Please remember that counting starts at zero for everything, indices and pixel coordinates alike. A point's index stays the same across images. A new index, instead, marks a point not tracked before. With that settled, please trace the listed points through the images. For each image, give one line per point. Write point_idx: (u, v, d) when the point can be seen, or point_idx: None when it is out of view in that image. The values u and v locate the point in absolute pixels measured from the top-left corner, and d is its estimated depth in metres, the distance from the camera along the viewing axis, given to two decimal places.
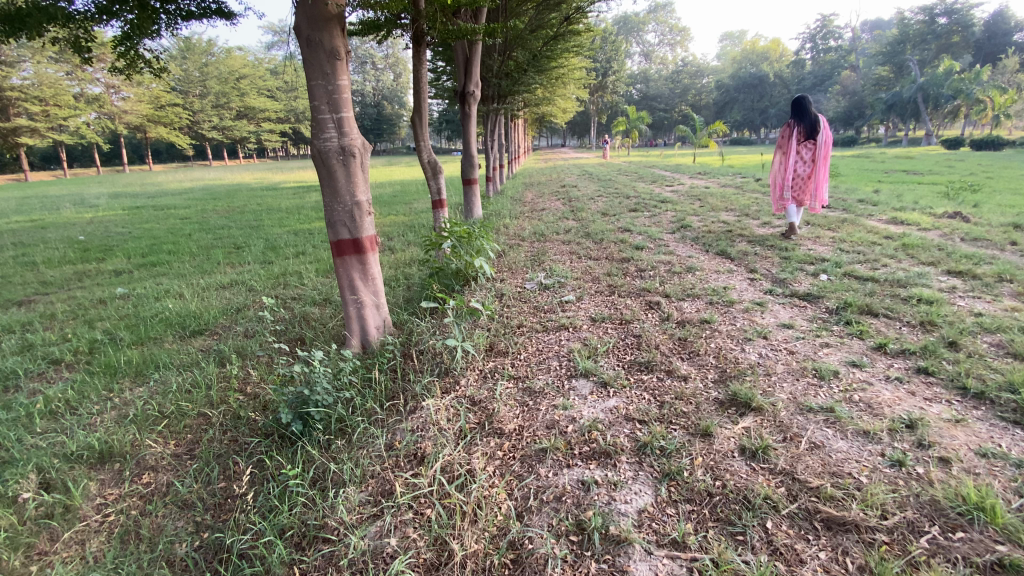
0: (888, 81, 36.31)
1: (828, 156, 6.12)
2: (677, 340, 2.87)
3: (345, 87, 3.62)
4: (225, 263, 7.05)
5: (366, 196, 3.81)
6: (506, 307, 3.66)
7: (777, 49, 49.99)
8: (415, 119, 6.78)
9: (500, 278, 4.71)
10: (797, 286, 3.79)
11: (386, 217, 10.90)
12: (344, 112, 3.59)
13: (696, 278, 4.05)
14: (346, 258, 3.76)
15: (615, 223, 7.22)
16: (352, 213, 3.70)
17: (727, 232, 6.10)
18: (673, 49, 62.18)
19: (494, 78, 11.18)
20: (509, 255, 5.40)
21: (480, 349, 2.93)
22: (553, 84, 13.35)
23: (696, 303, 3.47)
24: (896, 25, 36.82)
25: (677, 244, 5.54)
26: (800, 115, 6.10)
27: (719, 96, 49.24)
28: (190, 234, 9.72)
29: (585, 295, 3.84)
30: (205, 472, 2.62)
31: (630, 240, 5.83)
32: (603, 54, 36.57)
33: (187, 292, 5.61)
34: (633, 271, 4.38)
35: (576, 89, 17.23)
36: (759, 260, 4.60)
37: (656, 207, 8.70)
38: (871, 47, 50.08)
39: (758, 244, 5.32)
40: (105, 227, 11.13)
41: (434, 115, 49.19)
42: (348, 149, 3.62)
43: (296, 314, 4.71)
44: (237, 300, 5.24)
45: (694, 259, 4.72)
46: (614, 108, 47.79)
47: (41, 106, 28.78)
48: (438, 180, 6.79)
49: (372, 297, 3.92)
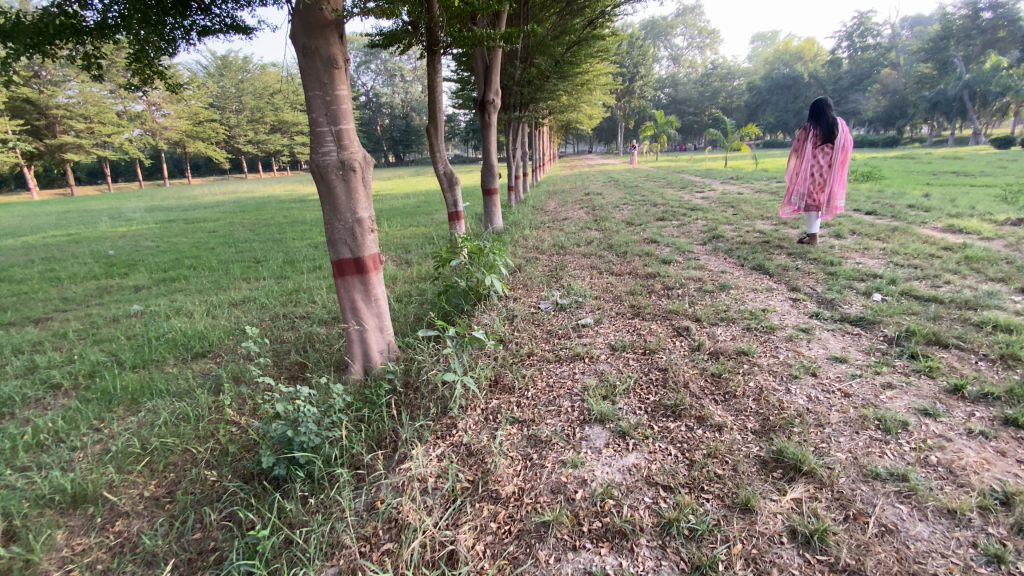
0: (931, 78, 34.58)
1: (846, 161, 5.92)
2: (709, 377, 2.48)
3: (345, 98, 3.39)
4: (241, 278, 6.98)
5: (369, 212, 3.56)
6: (517, 332, 3.34)
7: (812, 48, 48.41)
8: (431, 129, 6.55)
9: (515, 296, 4.39)
10: (847, 308, 3.34)
11: (407, 228, 10.75)
12: (345, 124, 3.36)
13: (731, 298, 3.64)
14: (347, 279, 3.51)
15: (641, 233, 6.82)
16: (352, 231, 3.45)
17: (762, 243, 5.64)
18: (703, 52, 61.03)
19: (515, 86, 10.96)
20: (526, 270, 5.08)
21: (483, 385, 2.62)
22: (577, 90, 13.05)
23: (730, 329, 3.07)
24: (938, 20, 35.12)
25: (708, 256, 5.13)
26: (818, 118, 5.86)
27: (751, 98, 47.96)
28: (214, 247, 9.78)
29: (605, 318, 3.48)
30: (180, 522, 2.37)
31: (656, 253, 5.45)
32: (630, 59, 36.16)
33: (198, 310, 5.51)
34: (660, 288, 4.00)
35: (602, 94, 16.89)
36: (800, 276, 4.16)
37: (685, 215, 8.26)
38: (913, 44, 47.87)
39: (798, 257, 4.86)
40: (135, 241, 11.37)
41: (460, 125, 49.62)
42: (348, 163, 3.37)
43: (302, 334, 4.51)
44: (246, 319, 5.09)
45: (728, 274, 4.31)
46: (641, 113, 47.24)
47: (87, 123, 30.30)
48: (455, 192, 6.55)
49: (376, 320, 3.66)
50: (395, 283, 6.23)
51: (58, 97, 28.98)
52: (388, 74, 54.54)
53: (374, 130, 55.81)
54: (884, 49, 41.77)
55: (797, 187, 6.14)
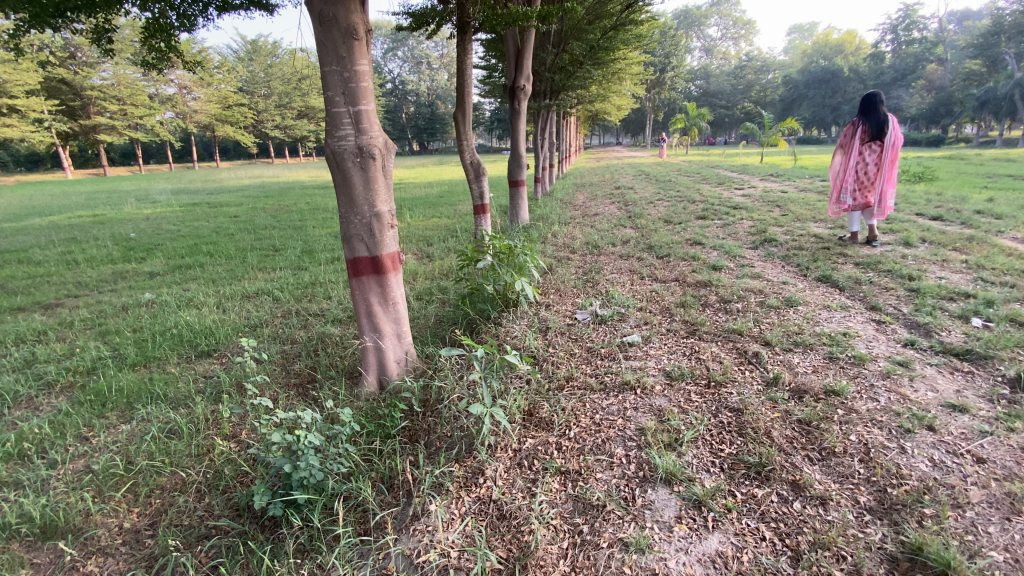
0: (980, 75, 32.73)
1: (896, 159, 5.62)
2: (797, 425, 2.02)
3: (367, 74, 2.97)
4: (257, 268, 6.68)
5: (389, 206, 3.15)
6: (554, 350, 2.90)
7: (853, 41, 46.29)
8: (459, 115, 6.11)
9: (547, 301, 3.95)
10: (946, 335, 2.82)
11: (430, 219, 10.38)
12: (364, 104, 2.95)
13: (801, 318, 3.14)
14: (363, 281, 3.12)
15: (682, 234, 6.29)
16: (370, 226, 3.05)
17: (822, 250, 5.07)
18: (737, 44, 58.96)
19: (547, 73, 10.41)
20: (558, 272, 4.64)
21: (517, 418, 2.20)
22: (609, 79, 12.43)
23: (811, 359, 2.58)
24: (989, 15, 32.91)
25: (763, 263, 4.60)
26: (867, 113, 5.65)
27: (787, 92, 46.18)
28: (233, 233, 9.53)
29: (654, 336, 3.01)
30: (158, 568, 2.02)
31: (703, 257, 4.93)
32: (661, 50, 35.02)
33: (209, 302, 5.21)
34: (714, 301, 3.52)
35: (633, 84, 16.23)
36: (877, 292, 3.61)
37: (727, 213, 7.70)
38: (963, 36, 45.35)
39: (869, 268, 4.30)
40: (156, 225, 11.22)
41: (485, 114, 49.15)
42: (367, 149, 2.96)
43: (314, 335, 4.16)
44: (256, 315, 4.75)
45: (791, 286, 3.80)
46: (670, 105, 46.06)
47: (119, 105, 30.84)
48: (482, 183, 6.11)
49: (394, 326, 3.26)
50: (415, 279, 5.85)
51: (93, 79, 29.42)
52: (415, 61, 54.18)
53: (399, 117, 55.68)
54: (932, 43, 39.67)
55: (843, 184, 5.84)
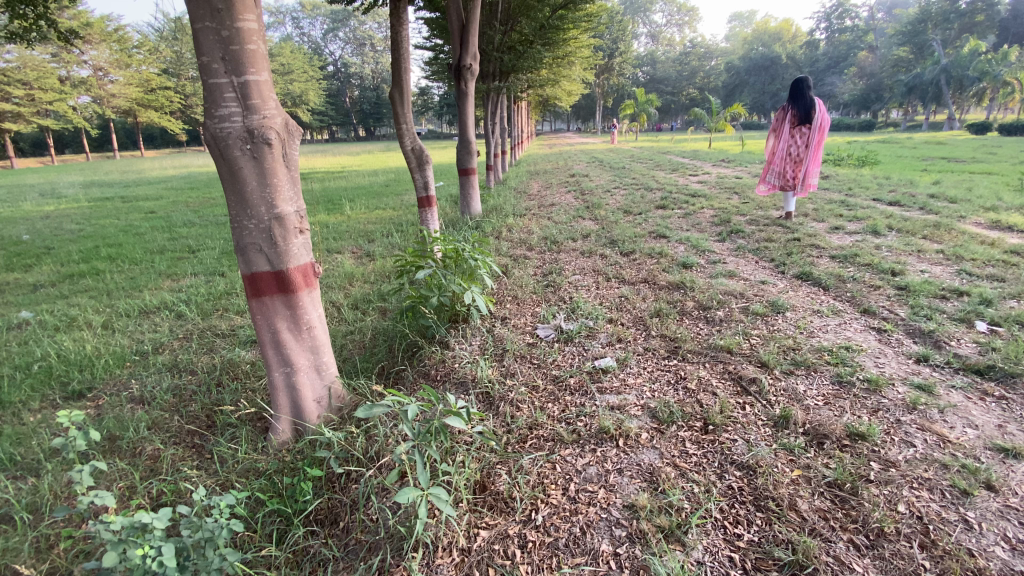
0: (907, 63, 34.48)
1: (822, 141, 6.04)
2: (827, 492, 1.56)
3: (256, 34, 2.27)
4: (165, 275, 5.76)
5: (296, 206, 2.48)
6: (511, 385, 2.33)
7: (790, 28, 47.73)
8: (396, 95, 5.35)
9: (503, 311, 3.36)
10: (958, 347, 2.46)
11: (373, 211, 9.59)
12: (252, 72, 2.25)
13: (795, 329, 2.72)
14: (266, 303, 2.46)
15: (644, 225, 5.87)
16: (270, 233, 2.38)
17: (793, 241, 4.75)
18: (682, 31, 59.78)
19: (495, 52, 9.74)
20: (514, 274, 4.08)
21: (466, 498, 1.64)
22: (560, 62, 11.89)
23: (820, 387, 2.14)
24: (915, 6, 34.64)
25: (735, 258, 4.22)
26: (796, 99, 6.02)
27: (730, 78, 47.21)
28: (145, 232, 8.41)
29: (631, 357, 2.49)
30: None
31: (671, 252, 4.51)
32: (610, 34, 34.72)
33: (97, 320, 4.31)
34: (693, 308, 3.07)
35: (584, 68, 15.81)
36: (866, 291, 3.26)
37: (687, 201, 7.39)
38: (888, 26, 47.74)
39: (847, 261, 4.01)
40: (55, 224, 9.83)
41: (434, 100, 47.76)
42: (261, 133, 2.27)
43: (222, 363, 3.42)
44: (154, 337, 3.93)
45: (772, 286, 3.41)
46: (620, 91, 46.24)
47: (23, 88, 27.59)
48: (425, 172, 5.40)
49: (311, 356, 2.63)
50: (353, 283, 5.16)
51: None
52: (358, 43, 51.79)
53: (343, 103, 53.27)
54: (862, 33, 41.64)
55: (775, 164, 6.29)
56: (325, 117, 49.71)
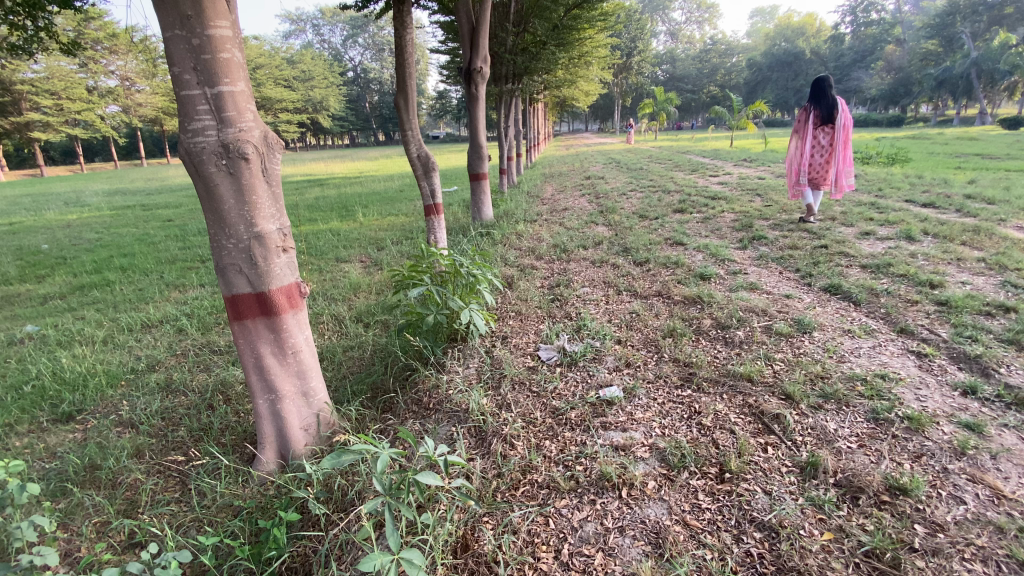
0: (937, 55, 33.22)
1: (848, 139, 5.80)
2: (864, 564, 1.33)
3: (230, 42, 2.12)
4: (173, 286, 5.72)
5: (278, 223, 2.33)
6: (505, 417, 2.12)
7: (814, 22, 46.47)
8: (400, 101, 5.18)
9: (506, 328, 3.16)
10: (1011, 376, 2.18)
11: (385, 217, 9.49)
12: (226, 83, 2.10)
13: (823, 353, 2.46)
14: (248, 326, 2.31)
15: (660, 232, 5.61)
16: (250, 252, 2.22)
17: (820, 248, 4.45)
18: (702, 27, 58.80)
19: (507, 54, 9.57)
20: (521, 286, 3.89)
21: (445, 564, 1.44)
22: (574, 63, 11.67)
23: (853, 426, 1.88)
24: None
25: (756, 268, 3.96)
26: (818, 98, 5.75)
27: (751, 75, 46.14)
28: (159, 241, 8.45)
29: (640, 386, 2.26)
30: None
31: (687, 262, 4.25)
32: (627, 33, 34.28)
33: (96, 335, 4.25)
34: (710, 327, 2.82)
35: (600, 68, 15.55)
36: (902, 307, 2.97)
37: (705, 204, 7.10)
38: (917, 18, 46.15)
39: (879, 271, 3.71)
40: (75, 233, 9.97)
41: (451, 103, 47.85)
42: (238, 146, 2.12)
43: (215, 383, 3.30)
44: (151, 354, 3.84)
45: (797, 301, 3.14)
46: (638, 90, 45.64)
47: (54, 99, 28.38)
48: (432, 180, 5.24)
49: (297, 382, 2.48)
50: (357, 294, 5.03)
51: (24, 72, 27.08)
52: (376, 48, 52.29)
53: (362, 107, 53.82)
54: (890, 25, 40.34)
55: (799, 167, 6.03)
56: (345, 122, 50.36)
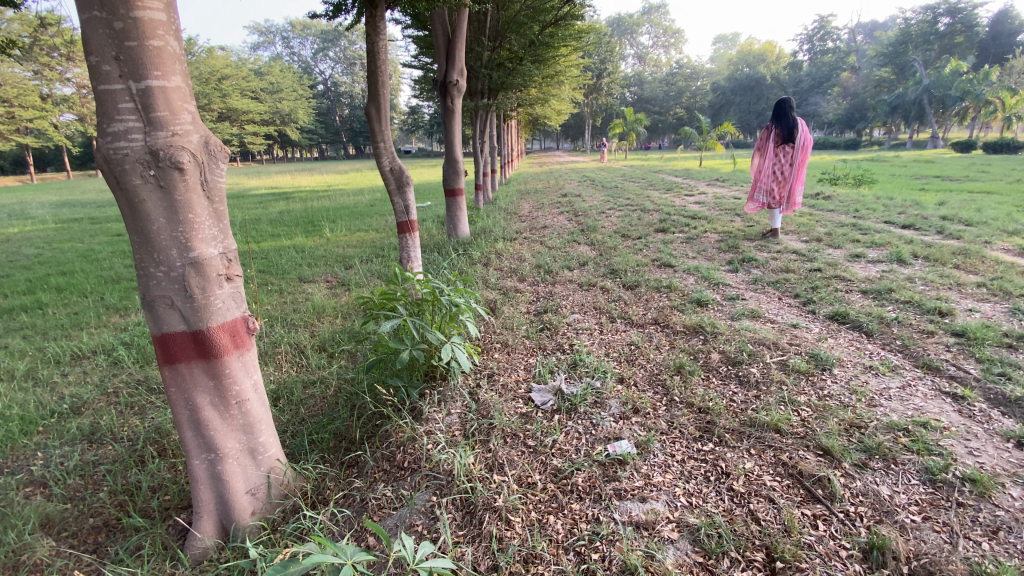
0: (889, 83, 35.00)
1: (805, 160, 5.86)
2: None
3: (164, 27, 1.73)
4: (115, 310, 5.14)
5: (221, 246, 1.93)
6: (498, 484, 1.77)
7: (774, 50, 48.61)
8: (372, 111, 4.80)
9: (491, 362, 2.81)
10: None
11: (355, 233, 9.04)
12: (157, 77, 1.70)
13: (850, 395, 2.18)
14: (181, 372, 1.89)
15: (646, 252, 5.38)
16: (185, 283, 1.82)
17: (814, 271, 4.28)
18: (669, 52, 60.71)
19: (484, 69, 9.32)
20: (505, 312, 3.56)
21: None
22: (549, 81, 11.62)
23: (910, 492, 1.61)
24: (895, 29, 35.41)
25: (753, 293, 3.74)
26: (779, 118, 5.77)
27: (717, 98, 47.46)
28: (105, 258, 7.75)
29: (654, 439, 1.94)
30: None
31: (680, 285, 4.02)
32: (598, 55, 34.92)
33: (14, 368, 3.66)
34: (721, 363, 2.54)
35: (573, 87, 15.61)
36: (918, 339, 2.77)
37: (687, 224, 6.97)
38: (869, 48, 48.79)
39: (881, 296, 3.54)
40: (11, 248, 9.11)
41: (424, 119, 47.71)
42: (171, 152, 1.73)
43: (151, 431, 2.81)
44: (78, 392, 3.30)
45: (807, 332, 2.91)
46: (609, 110, 46.50)
47: (2, 105, 26.75)
48: (405, 195, 4.87)
49: (242, 437, 2.07)
50: (323, 318, 4.59)
51: None
52: (348, 62, 51.92)
53: (333, 121, 53.06)
54: (844, 54, 42.49)
55: (759, 185, 6.03)
56: (315, 135, 49.55)
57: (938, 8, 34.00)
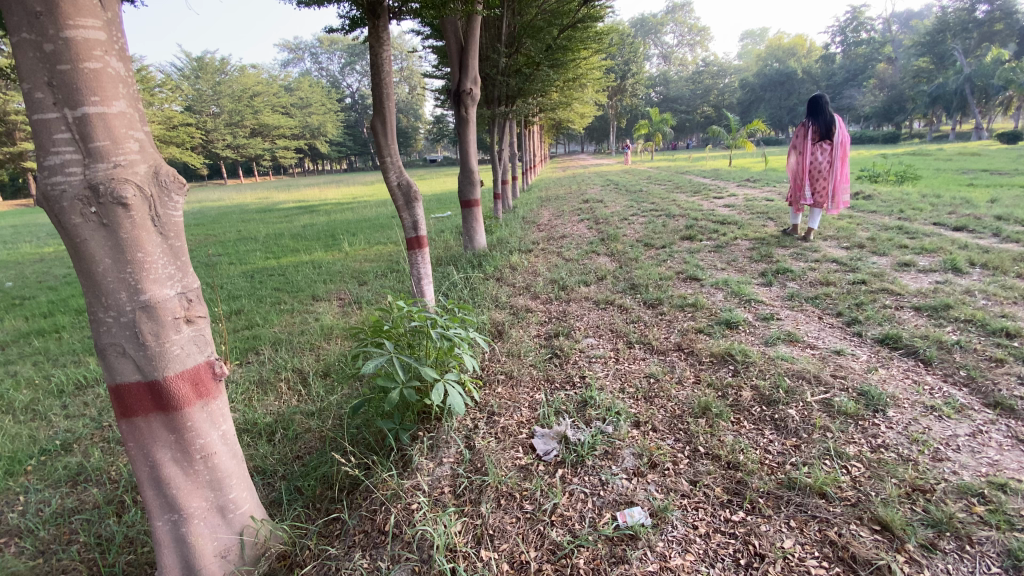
0: (929, 72, 33.33)
1: (846, 156, 5.43)
2: None
3: (104, 47, 1.56)
4: None
5: (178, 286, 1.73)
6: (483, 564, 1.50)
7: (804, 43, 47.10)
8: (377, 124, 4.58)
9: (494, 399, 2.54)
10: None
11: (373, 246, 8.95)
12: (95, 102, 1.53)
13: (909, 447, 1.82)
14: (139, 426, 1.70)
15: (670, 264, 5.04)
16: (135, 329, 1.63)
17: (857, 284, 3.87)
18: (694, 50, 59.54)
19: (500, 75, 8.94)
20: (514, 337, 3.30)
21: None
22: (569, 86, 11.36)
23: None
24: (934, 16, 33.74)
25: (788, 311, 3.39)
26: (815, 114, 5.37)
27: (745, 95, 46.13)
28: None
29: (673, 506, 1.64)
30: None
31: (706, 301, 3.68)
32: (621, 57, 34.37)
33: (17, 399, 3.61)
34: (753, 402, 2.21)
35: (595, 91, 15.28)
36: (986, 368, 2.37)
37: (715, 230, 6.58)
38: (905, 37, 46.71)
39: (936, 313, 3.13)
40: (45, 268, 9.36)
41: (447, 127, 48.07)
42: (111, 185, 1.54)
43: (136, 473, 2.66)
44: (73, 426, 3.20)
45: (852, 361, 2.54)
46: (633, 111, 45.81)
47: None
48: (415, 211, 4.65)
49: (210, 494, 1.86)
50: (329, 340, 4.42)
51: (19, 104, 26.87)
52: None
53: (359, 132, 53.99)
54: (879, 44, 40.79)
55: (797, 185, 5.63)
56: (342, 147, 50.51)
57: None
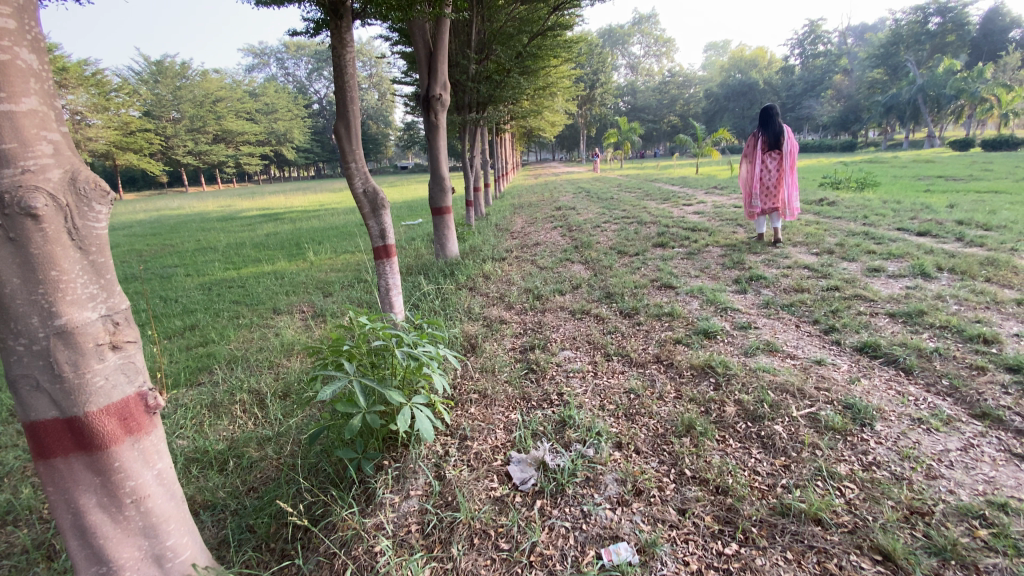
0: (883, 84, 34.85)
1: (795, 165, 5.46)
2: None
3: (12, 37, 1.36)
4: None
5: (103, 308, 1.52)
6: None
7: (765, 56, 48.74)
8: (341, 128, 4.37)
9: (466, 420, 2.38)
10: None
11: (342, 255, 8.66)
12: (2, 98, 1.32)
13: (902, 464, 1.75)
14: (58, 468, 1.47)
15: (645, 272, 4.98)
16: (50, 358, 1.41)
17: (831, 290, 3.87)
18: (660, 61, 60.87)
19: (470, 82, 8.83)
20: (487, 350, 3.14)
21: None
22: (540, 93, 11.35)
23: None
24: (886, 31, 35.37)
25: (766, 319, 3.34)
26: (763, 124, 5.45)
27: (710, 105, 47.30)
28: None
29: (662, 540, 1.52)
30: None
31: (683, 310, 3.61)
32: (591, 66, 34.76)
33: None
34: (739, 417, 2.12)
35: (565, 99, 15.34)
36: (967, 377, 2.34)
37: (687, 236, 6.59)
38: (859, 50, 48.89)
39: (911, 320, 3.12)
40: None
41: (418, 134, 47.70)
42: (17, 193, 1.33)
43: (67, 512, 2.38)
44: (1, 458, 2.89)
45: (835, 371, 2.48)
46: (603, 120, 46.39)
47: None
48: (381, 219, 4.44)
49: (143, 543, 1.63)
50: (292, 356, 4.17)
51: None
52: None
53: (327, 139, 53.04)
54: (835, 57, 42.56)
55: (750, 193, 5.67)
56: (309, 154, 49.47)
57: (928, 9, 33.91)
